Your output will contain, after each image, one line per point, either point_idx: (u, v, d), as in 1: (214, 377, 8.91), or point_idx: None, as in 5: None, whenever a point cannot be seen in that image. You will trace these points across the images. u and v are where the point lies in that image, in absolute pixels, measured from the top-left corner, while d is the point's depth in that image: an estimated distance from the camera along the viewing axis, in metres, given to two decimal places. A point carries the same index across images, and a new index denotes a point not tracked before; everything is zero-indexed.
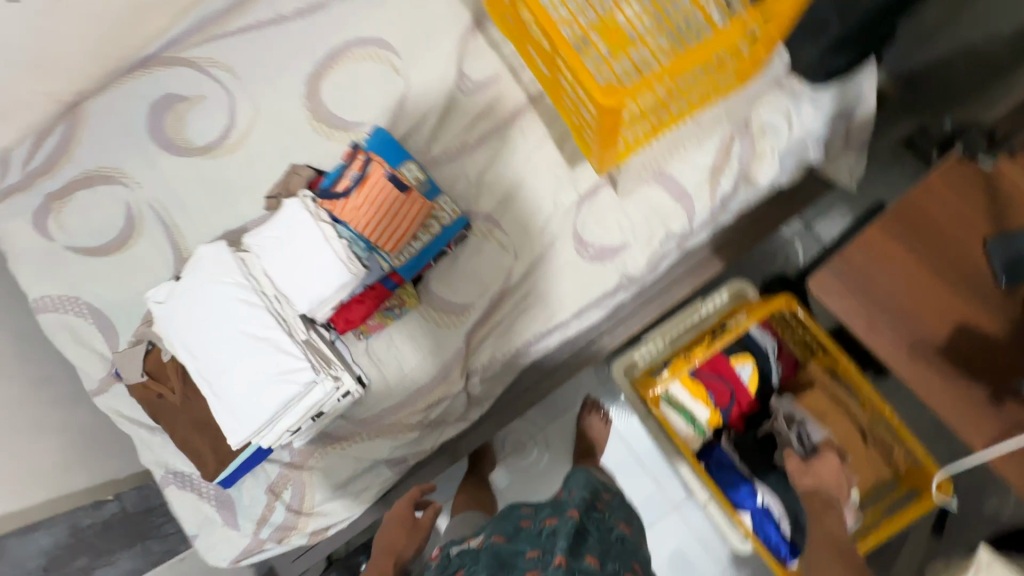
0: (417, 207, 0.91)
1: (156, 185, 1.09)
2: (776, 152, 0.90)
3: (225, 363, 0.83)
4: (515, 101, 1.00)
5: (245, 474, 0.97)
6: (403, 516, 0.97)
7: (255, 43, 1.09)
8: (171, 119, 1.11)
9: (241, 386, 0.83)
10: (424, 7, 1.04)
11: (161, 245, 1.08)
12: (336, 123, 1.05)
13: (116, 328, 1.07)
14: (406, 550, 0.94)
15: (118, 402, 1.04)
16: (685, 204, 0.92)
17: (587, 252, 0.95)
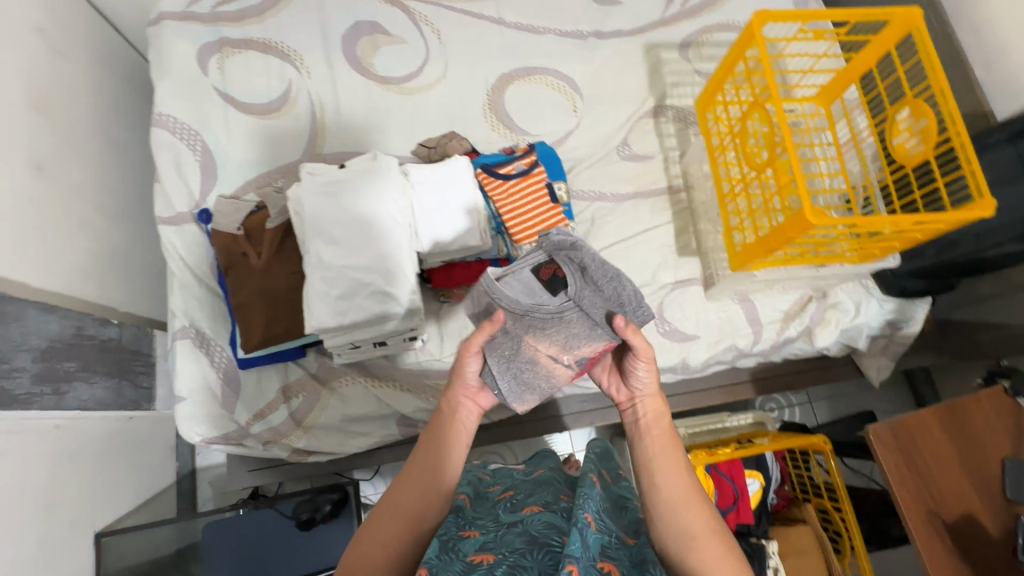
0: (554, 219, 1.00)
1: (323, 82, 1.16)
2: (839, 326, 1.07)
3: (342, 257, 0.85)
4: (657, 183, 1.15)
5: (270, 362, 0.97)
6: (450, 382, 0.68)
7: (470, 27, 1.23)
8: (366, 42, 1.20)
9: (344, 284, 0.84)
10: (618, 77, 1.22)
11: (301, 131, 1.13)
12: (506, 120, 1.17)
13: (216, 176, 1.08)
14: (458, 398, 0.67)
15: (183, 241, 1.03)
16: (755, 330, 1.06)
17: (662, 327, 1.05)
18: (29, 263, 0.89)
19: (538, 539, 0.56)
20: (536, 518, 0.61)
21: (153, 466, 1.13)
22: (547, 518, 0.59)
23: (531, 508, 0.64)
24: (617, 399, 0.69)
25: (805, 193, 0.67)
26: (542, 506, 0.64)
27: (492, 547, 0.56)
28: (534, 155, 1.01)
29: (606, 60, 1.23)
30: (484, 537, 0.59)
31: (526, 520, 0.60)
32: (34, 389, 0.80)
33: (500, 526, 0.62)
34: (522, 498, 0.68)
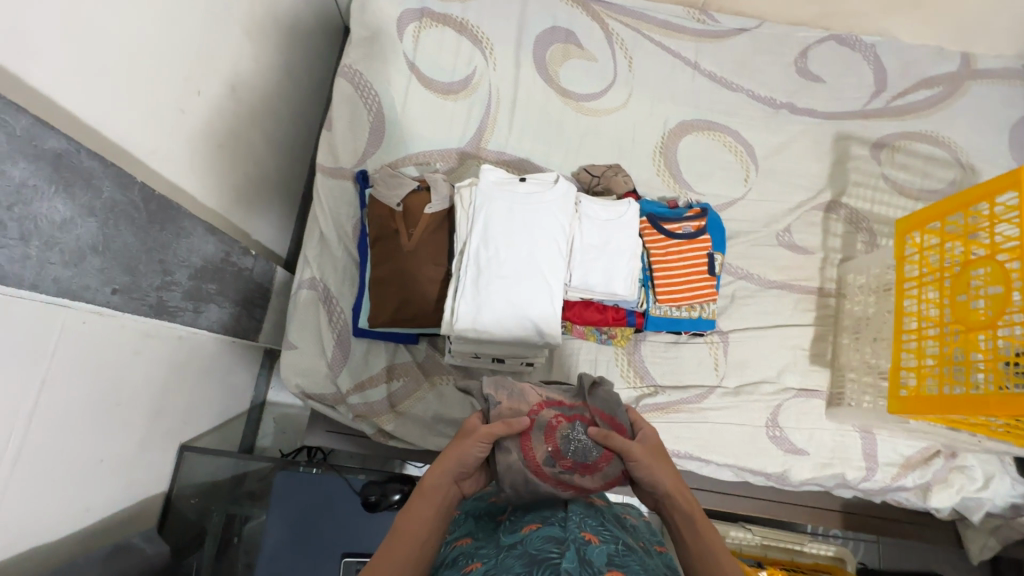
0: (703, 291, 0.96)
1: (506, 78, 1.15)
2: (962, 492, 0.98)
3: (500, 271, 0.84)
4: (809, 280, 1.09)
5: (384, 339, 0.97)
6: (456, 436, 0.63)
7: (664, 62, 1.18)
8: (559, 48, 1.16)
9: (495, 298, 0.83)
10: (799, 158, 1.15)
11: (472, 120, 1.12)
12: (673, 170, 1.13)
13: (382, 140, 1.08)
14: (465, 458, 0.59)
15: (335, 195, 1.04)
16: (869, 466, 0.99)
17: (772, 428, 1.00)
18: (202, 178, 0.92)
19: (531, 555, 0.48)
20: (536, 533, 0.53)
21: (237, 391, 1.16)
22: (546, 532, 0.52)
23: (531, 524, 0.56)
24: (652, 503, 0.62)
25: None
26: (543, 521, 0.56)
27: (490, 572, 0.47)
28: (704, 221, 0.97)
29: (792, 137, 1.16)
30: (481, 564, 0.50)
31: (525, 539, 0.52)
32: (181, 304, 0.83)
33: (495, 546, 0.54)
34: (522, 514, 0.59)
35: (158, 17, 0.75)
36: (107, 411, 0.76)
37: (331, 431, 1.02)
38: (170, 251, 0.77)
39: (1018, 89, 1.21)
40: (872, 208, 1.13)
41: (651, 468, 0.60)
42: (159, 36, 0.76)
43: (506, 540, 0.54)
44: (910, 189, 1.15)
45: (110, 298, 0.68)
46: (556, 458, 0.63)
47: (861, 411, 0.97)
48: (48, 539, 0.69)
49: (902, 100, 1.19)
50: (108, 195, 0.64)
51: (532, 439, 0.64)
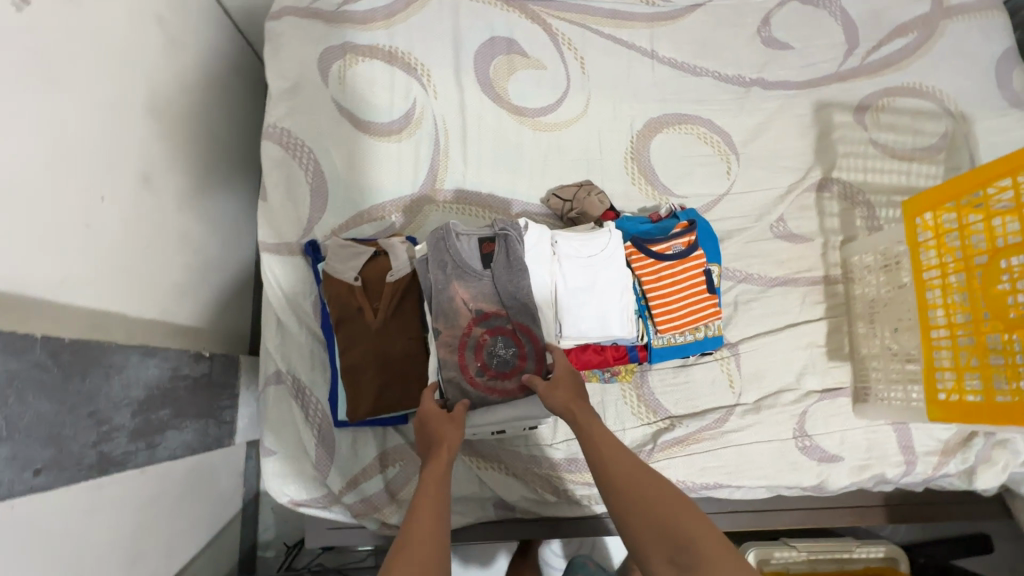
0: (704, 310, 0.88)
1: (451, 105, 1.03)
2: (1007, 468, 0.93)
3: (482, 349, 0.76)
4: (812, 269, 1.01)
5: (370, 426, 0.88)
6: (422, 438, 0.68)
7: (619, 57, 1.07)
8: (502, 61, 1.05)
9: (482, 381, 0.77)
10: (780, 138, 1.06)
11: (423, 159, 1.01)
12: (648, 175, 1.04)
13: (327, 201, 0.97)
14: (454, 437, 0.67)
15: (288, 275, 0.94)
16: (905, 459, 0.93)
17: (801, 440, 0.94)
18: (131, 291, 0.80)
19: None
20: None
21: (225, 497, 1.06)
22: None
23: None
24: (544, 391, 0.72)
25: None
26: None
27: None
28: (693, 236, 0.88)
29: (769, 116, 1.07)
30: None
31: None
32: (130, 446, 0.73)
33: None
34: None
35: (33, 129, 0.63)
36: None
37: (329, 529, 0.92)
38: (102, 397, 0.68)
39: (998, 21, 1.12)
40: (865, 179, 1.05)
41: (560, 391, 0.71)
42: (41, 152, 0.64)
43: None
44: (901, 150, 1.07)
45: (34, 481, 0.57)
46: (473, 351, 0.77)
47: (894, 407, 0.89)
48: None
49: (878, 53, 1.10)
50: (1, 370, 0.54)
51: (465, 355, 0.77)
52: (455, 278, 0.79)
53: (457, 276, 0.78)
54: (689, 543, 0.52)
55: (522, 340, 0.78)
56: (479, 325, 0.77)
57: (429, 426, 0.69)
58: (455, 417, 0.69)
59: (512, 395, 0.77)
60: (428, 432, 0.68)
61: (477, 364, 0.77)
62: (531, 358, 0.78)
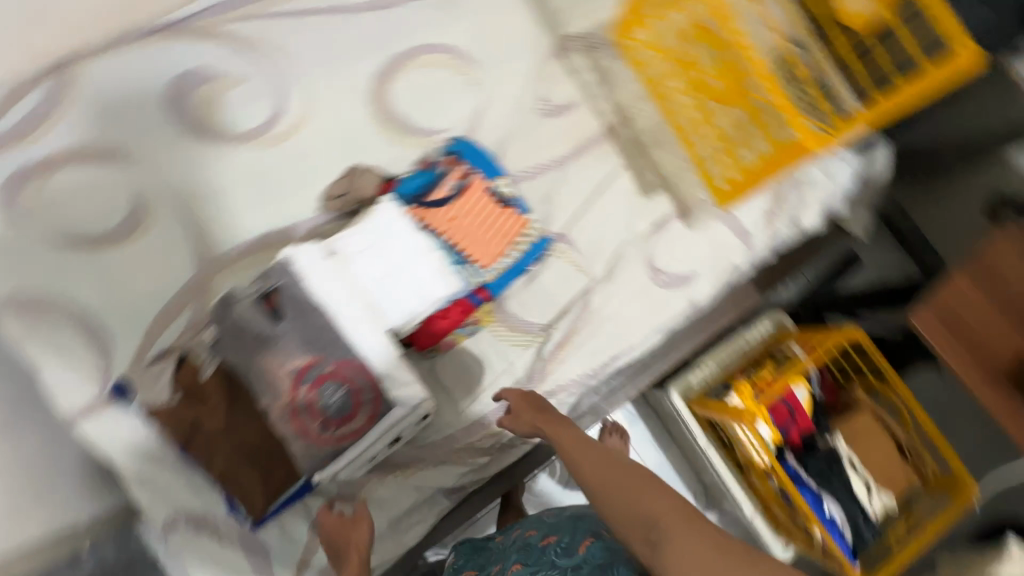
0: (511, 223, 0.89)
1: (173, 168, 0.93)
2: (817, 200, 1.05)
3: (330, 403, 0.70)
4: (592, 128, 1.03)
5: (286, 509, 0.84)
6: (337, 548, 0.79)
7: (315, 28, 0.98)
8: (201, 96, 0.94)
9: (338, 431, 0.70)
10: (502, 25, 1.04)
11: (179, 237, 0.92)
12: (405, 126, 0.99)
13: (107, 335, 0.87)
14: (361, 538, 0.79)
15: (112, 429, 0.83)
16: (744, 241, 1.02)
17: (659, 278, 0.99)
18: None
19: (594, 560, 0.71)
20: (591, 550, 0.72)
21: None
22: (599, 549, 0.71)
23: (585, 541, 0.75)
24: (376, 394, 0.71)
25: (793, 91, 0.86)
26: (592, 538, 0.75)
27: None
28: (462, 165, 0.89)
29: (483, 9, 1.04)
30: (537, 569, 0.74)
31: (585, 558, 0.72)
32: None
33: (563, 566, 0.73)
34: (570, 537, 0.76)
35: None
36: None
37: None
38: None
39: None
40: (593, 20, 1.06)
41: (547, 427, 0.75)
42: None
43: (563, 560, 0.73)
44: None
45: None
46: (307, 412, 0.69)
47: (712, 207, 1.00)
48: None
49: None
50: None
51: (299, 419, 0.69)
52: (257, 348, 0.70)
53: (258, 349, 0.69)
54: (659, 527, 0.57)
55: (342, 365, 0.71)
56: (300, 386, 0.69)
57: (337, 539, 0.80)
58: (356, 519, 0.80)
59: (364, 431, 0.71)
60: (337, 541, 0.79)
61: (317, 423, 0.69)
62: (367, 389, 0.71)
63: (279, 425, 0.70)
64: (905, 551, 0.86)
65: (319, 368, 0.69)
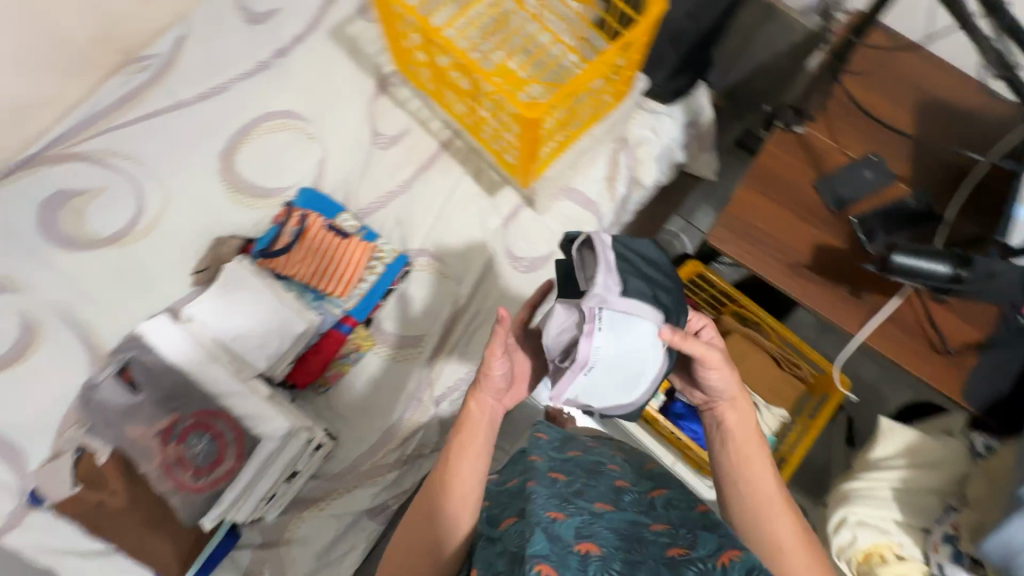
0: (359, 249, 0.96)
1: (53, 283, 1.01)
2: (653, 156, 1.10)
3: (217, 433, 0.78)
4: (429, 146, 1.10)
5: (212, 568, 0.89)
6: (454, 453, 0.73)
7: (156, 129, 1.09)
8: (67, 214, 1.04)
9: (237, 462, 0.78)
10: (326, 77, 1.13)
11: (66, 344, 0.98)
12: (256, 191, 1.07)
13: (19, 450, 0.93)
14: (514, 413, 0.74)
15: (37, 535, 0.89)
16: (592, 211, 1.07)
17: (522, 265, 1.05)
18: None
19: (632, 534, 0.58)
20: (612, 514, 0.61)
21: None
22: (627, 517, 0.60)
23: (603, 502, 0.63)
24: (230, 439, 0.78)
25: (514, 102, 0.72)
26: (613, 503, 0.64)
27: (590, 538, 0.55)
28: (298, 212, 0.96)
29: (305, 70, 1.13)
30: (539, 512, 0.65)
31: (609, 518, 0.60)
32: None
33: (579, 510, 0.60)
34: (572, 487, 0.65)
35: None
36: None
37: None
38: None
39: None
40: None
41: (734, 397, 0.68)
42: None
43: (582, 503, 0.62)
44: None
45: None
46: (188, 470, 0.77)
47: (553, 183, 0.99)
48: None
49: None
50: None
51: (177, 476, 0.77)
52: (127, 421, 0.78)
53: (123, 420, 0.78)
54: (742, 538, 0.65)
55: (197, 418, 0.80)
56: (168, 443, 0.78)
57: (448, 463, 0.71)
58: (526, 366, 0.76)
59: (235, 471, 0.78)
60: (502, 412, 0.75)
61: (191, 473, 0.78)
62: (228, 433, 0.79)
63: (157, 485, 0.77)
64: (796, 454, 0.88)
65: (181, 426, 0.78)
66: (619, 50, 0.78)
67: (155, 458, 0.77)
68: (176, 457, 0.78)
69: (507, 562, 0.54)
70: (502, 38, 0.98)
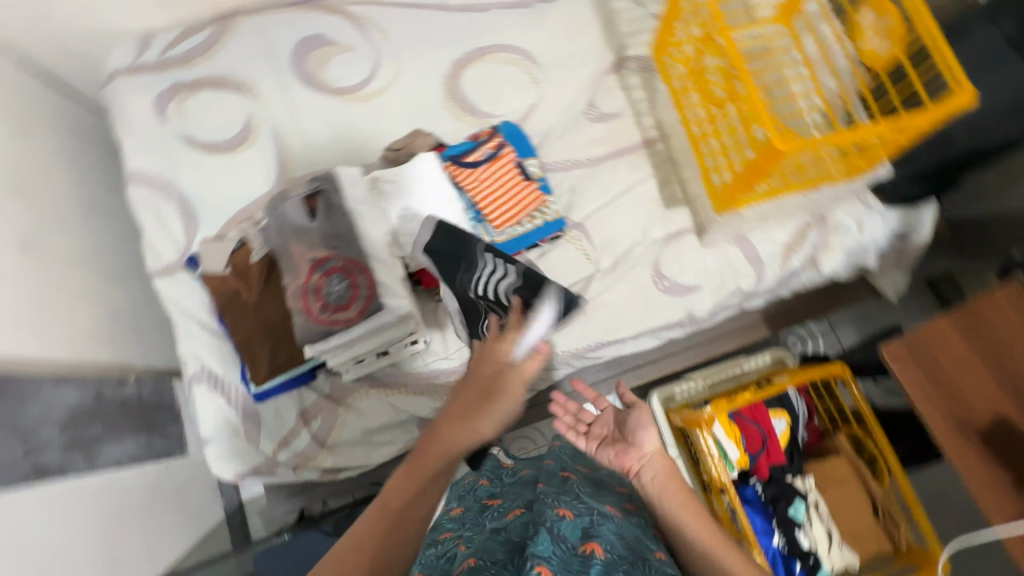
0: (532, 197, 0.99)
1: (281, 106, 1.15)
2: (843, 248, 1.03)
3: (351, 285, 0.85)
4: (632, 138, 1.12)
5: (284, 391, 0.98)
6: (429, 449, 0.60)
7: (414, 18, 1.19)
8: (315, 55, 1.17)
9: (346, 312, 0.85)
10: (575, 37, 1.17)
11: (267, 157, 1.13)
12: (468, 107, 1.15)
13: (198, 220, 1.10)
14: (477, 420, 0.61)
15: (179, 289, 1.05)
16: (755, 268, 1.04)
17: (663, 284, 1.04)
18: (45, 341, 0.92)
19: (636, 550, 0.59)
20: (619, 521, 0.63)
21: (200, 505, 1.16)
22: (631, 529, 0.62)
23: (611, 506, 0.66)
24: (365, 295, 0.85)
25: (768, 127, 0.74)
26: (620, 512, 0.66)
27: (593, 536, 0.58)
28: (499, 137, 1.00)
29: (559, 21, 1.18)
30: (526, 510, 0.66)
31: (617, 524, 0.62)
32: (70, 457, 0.85)
33: (589, 508, 0.63)
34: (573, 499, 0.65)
35: None
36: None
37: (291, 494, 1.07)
38: (21, 417, 0.79)
39: None
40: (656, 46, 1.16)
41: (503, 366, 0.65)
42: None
43: (589, 503, 0.64)
44: None
45: None
46: (322, 305, 0.84)
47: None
48: None
49: None
50: None
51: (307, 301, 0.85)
52: (292, 237, 0.87)
53: (292, 236, 0.87)
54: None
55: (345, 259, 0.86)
56: (315, 271, 0.85)
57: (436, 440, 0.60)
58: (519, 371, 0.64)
59: (352, 323, 0.85)
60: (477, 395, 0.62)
61: (320, 305, 0.85)
62: (363, 289, 0.85)
63: (291, 300, 0.85)
64: None
65: (330, 263, 0.85)
66: (884, 129, 0.74)
67: (300, 278, 0.85)
68: (314, 285, 0.85)
69: (506, 551, 0.60)
70: (764, 68, 0.94)
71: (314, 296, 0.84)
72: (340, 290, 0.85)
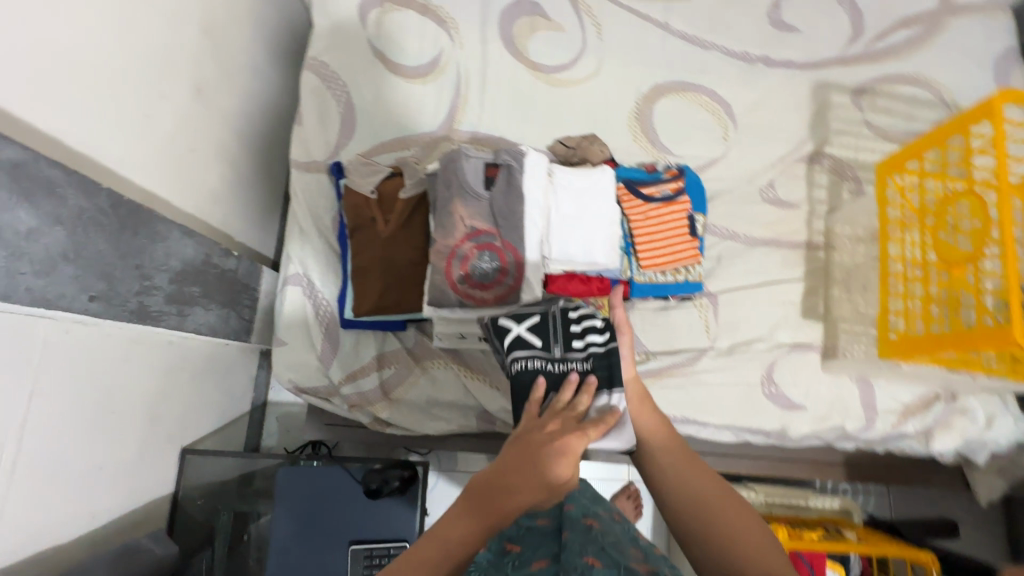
0: (689, 253, 0.95)
1: (474, 56, 1.12)
2: (964, 435, 0.97)
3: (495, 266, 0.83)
4: (797, 234, 1.07)
5: (372, 328, 0.97)
6: (483, 498, 0.54)
7: (633, 27, 1.15)
8: (525, 21, 1.13)
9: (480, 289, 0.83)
10: (780, 112, 1.12)
11: (441, 98, 1.10)
12: (650, 135, 1.11)
13: (354, 131, 1.08)
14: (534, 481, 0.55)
15: (313, 189, 1.04)
16: (866, 415, 0.99)
17: (769, 390, 0.99)
18: (180, 186, 0.91)
19: None
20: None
21: (235, 392, 1.15)
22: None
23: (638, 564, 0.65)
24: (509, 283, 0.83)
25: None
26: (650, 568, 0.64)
27: None
28: (681, 182, 0.96)
29: (770, 90, 1.13)
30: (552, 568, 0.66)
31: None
32: (164, 308, 0.84)
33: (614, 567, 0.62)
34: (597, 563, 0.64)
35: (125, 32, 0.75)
36: (110, 424, 0.78)
37: (327, 425, 1.06)
38: (146, 256, 0.78)
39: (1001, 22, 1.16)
40: (856, 156, 1.11)
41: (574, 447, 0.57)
42: (127, 43, 0.75)
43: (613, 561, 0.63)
44: (893, 132, 1.12)
45: (89, 305, 0.69)
46: (464, 276, 0.83)
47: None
48: (50, 547, 0.70)
49: (879, 43, 1.15)
50: (73, 203, 0.64)
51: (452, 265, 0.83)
52: (457, 196, 0.85)
53: (460, 195, 0.85)
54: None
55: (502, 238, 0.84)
56: (469, 240, 0.84)
57: (497, 492, 0.54)
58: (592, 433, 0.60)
59: (484, 304, 0.83)
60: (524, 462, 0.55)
61: (461, 274, 0.83)
62: (510, 276, 0.83)
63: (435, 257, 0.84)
64: None
65: (488, 238, 0.84)
66: None
67: (452, 239, 0.83)
68: (463, 252, 0.83)
69: None
70: None
71: (459, 263, 0.83)
72: (486, 267, 0.83)
